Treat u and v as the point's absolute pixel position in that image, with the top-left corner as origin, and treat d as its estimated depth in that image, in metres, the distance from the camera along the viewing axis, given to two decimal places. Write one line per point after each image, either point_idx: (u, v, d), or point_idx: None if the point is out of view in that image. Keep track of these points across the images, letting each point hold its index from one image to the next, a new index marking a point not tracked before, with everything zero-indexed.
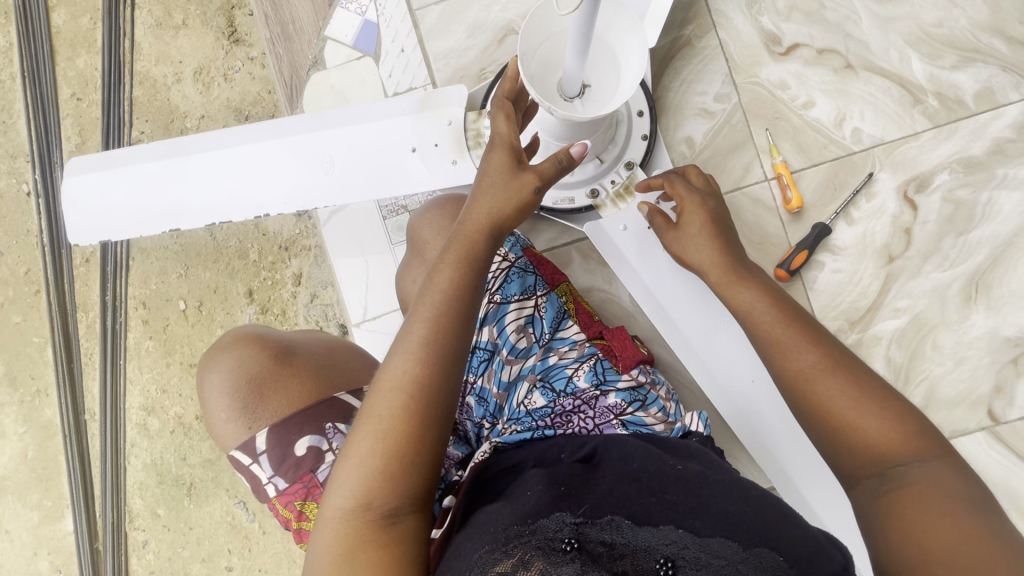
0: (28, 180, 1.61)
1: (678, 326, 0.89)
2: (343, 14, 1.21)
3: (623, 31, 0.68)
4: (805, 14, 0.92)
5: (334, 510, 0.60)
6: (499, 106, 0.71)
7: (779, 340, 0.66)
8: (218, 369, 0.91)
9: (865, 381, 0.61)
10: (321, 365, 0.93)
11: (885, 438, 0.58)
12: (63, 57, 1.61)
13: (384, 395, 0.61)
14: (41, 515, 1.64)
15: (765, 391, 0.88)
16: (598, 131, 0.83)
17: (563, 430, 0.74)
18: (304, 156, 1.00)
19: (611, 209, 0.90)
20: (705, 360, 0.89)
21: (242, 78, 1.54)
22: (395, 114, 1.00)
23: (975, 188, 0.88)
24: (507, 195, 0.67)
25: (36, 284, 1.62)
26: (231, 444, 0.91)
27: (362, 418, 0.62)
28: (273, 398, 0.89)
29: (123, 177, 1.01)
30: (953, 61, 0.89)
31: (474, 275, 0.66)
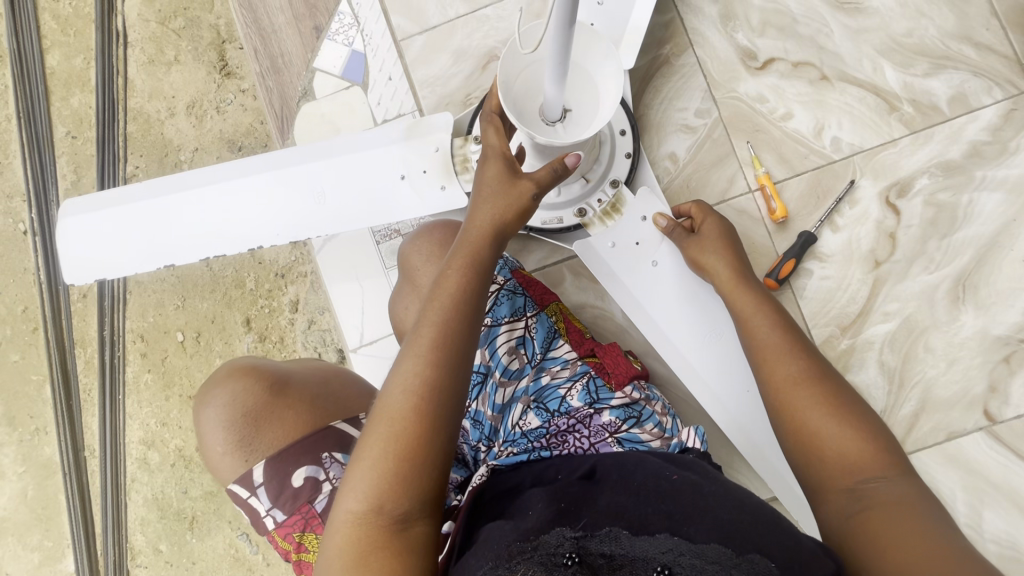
0: (24, 219, 1.63)
1: (671, 339, 0.90)
2: (331, 46, 1.24)
3: (597, 52, 0.70)
4: (778, 30, 0.94)
5: (346, 515, 0.60)
6: (489, 120, 0.75)
7: (767, 347, 0.70)
8: (213, 403, 0.91)
9: (842, 399, 0.64)
10: (318, 394, 0.93)
11: (852, 454, 0.61)
12: (57, 97, 1.63)
13: (396, 396, 0.62)
14: (42, 555, 1.62)
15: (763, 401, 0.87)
16: (583, 152, 0.84)
17: (558, 451, 0.75)
18: (297, 187, 1.02)
19: (599, 227, 0.92)
20: (701, 370, 0.89)
21: (234, 110, 1.57)
22: (382, 144, 1.03)
23: (955, 191, 0.89)
24: (507, 202, 0.71)
25: (33, 321, 1.62)
26: (229, 478, 0.90)
27: (374, 420, 0.62)
28: (269, 431, 0.89)
29: (117, 216, 1.02)
30: (925, 68, 0.92)
31: (478, 278, 0.68)
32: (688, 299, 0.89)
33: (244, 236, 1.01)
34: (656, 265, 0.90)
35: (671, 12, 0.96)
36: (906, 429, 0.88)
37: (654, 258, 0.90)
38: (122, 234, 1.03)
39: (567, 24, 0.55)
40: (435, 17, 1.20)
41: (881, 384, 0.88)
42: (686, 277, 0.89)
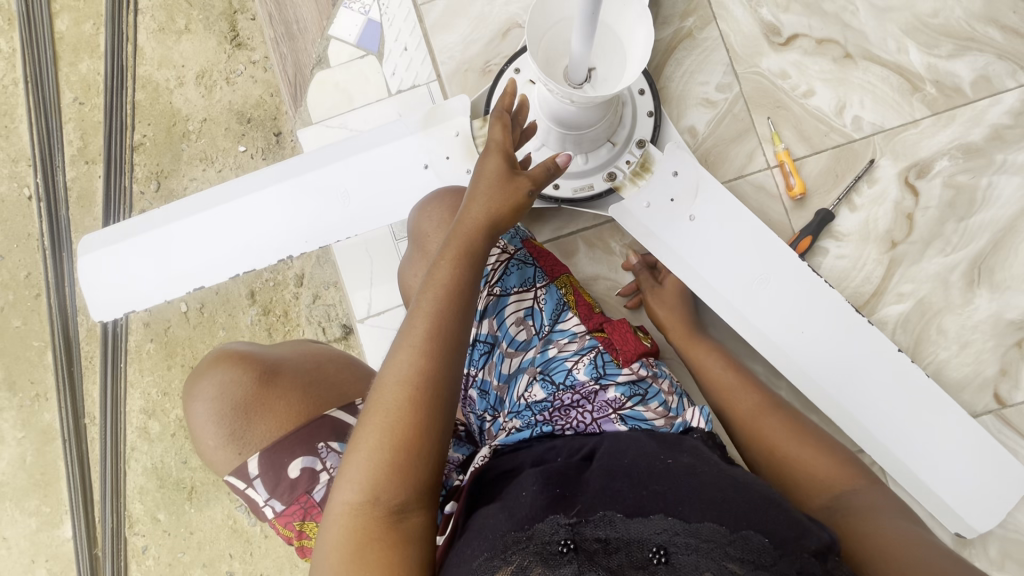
0: (29, 184, 1.62)
1: (721, 292, 0.86)
2: (347, 13, 1.23)
3: (618, 6, 0.70)
4: (803, 6, 0.94)
5: (341, 507, 0.59)
6: (499, 117, 0.74)
7: (725, 383, 0.82)
8: (200, 399, 0.88)
9: (799, 422, 0.75)
10: (309, 380, 0.89)
11: (825, 469, 0.68)
12: (65, 62, 1.62)
13: (390, 387, 0.61)
14: (39, 521, 1.62)
15: (821, 345, 0.84)
16: (605, 115, 0.83)
17: (561, 428, 0.73)
18: (319, 192, 0.98)
19: (632, 188, 0.89)
20: (755, 319, 0.85)
21: (243, 81, 1.56)
22: (401, 135, 0.99)
23: (975, 173, 0.89)
24: (505, 197, 0.70)
25: (36, 288, 1.62)
26: (224, 471, 0.88)
27: (367, 413, 0.61)
28: (261, 422, 0.86)
29: (140, 247, 1.00)
30: (950, 50, 0.91)
31: (473, 269, 0.67)
32: (733, 249, 0.87)
33: (268, 247, 0.98)
34: (694, 219, 0.87)
35: None
36: None
37: (691, 212, 0.87)
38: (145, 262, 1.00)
39: None
40: None
41: None
42: (726, 225, 0.87)
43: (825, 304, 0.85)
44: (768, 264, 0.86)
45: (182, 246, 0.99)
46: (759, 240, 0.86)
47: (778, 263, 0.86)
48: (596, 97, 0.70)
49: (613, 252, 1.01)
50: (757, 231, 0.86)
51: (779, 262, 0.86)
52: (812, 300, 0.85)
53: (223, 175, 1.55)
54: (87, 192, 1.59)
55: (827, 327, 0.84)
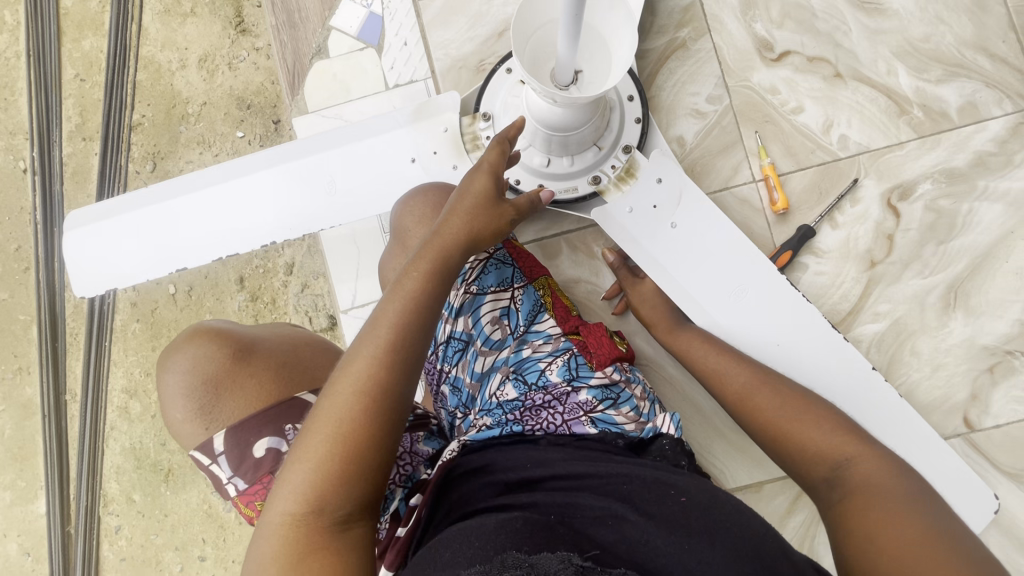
0: (25, 157, 1.62)
1: (698, 300, 0.87)
2: (348, 5, 1.24)
3: (603, 8, 0.70)
4: (797, 23, 0.94)
5: (279, 515, 0.59)
6: (496, 143, 0.76)
7: (711, 366, 0.81)
8: (172, 369, 0.86)
9: (790, 393, 0.73)
10: (284, 361, 0.88)
11: (825, 441, 0.66)
12: (68, 38, 1.62)
13: (341, 399, 0.61)
14: (14, 495, 1.62)
15: (797, 358, 0.84)
16: (592, 119, 0.83)
17: (530, 428, 0.71)
18: (307, 179, 0.98)
19: (615, 194, 0.90)
20: (730, 328, 0.86)
21: (245, 67, 1.57)
22: (391, 128, 0.99)
23: (956, 198, 0.90)
24: (479, 221, 0.72)
25: (26, 261, 1.61)
26: (190, 443, 0.87)
27: (313, 423, 0.61)
28: (232, 399, 0.85)
29: (127, 228, 0.99)
30: (938, 75, 0.92)
31: (438, 287, 0.68)
32: (713, 257, 0.87)
33: (255, 233, 0.98)
34: (675, 226, 0.88)
35: None
36: None
37: (672, 220, 0.88)
38: (130, 241, 1.00)
39: None
40: None
41: None
42: (706, 234, 0.88)
43: (801, 318, 0.85)
44: (745, 275, 0.86)
45: (167, 228, 0.99)
46: (739, 249, 0.87)
47: (757, 272, 0.86)
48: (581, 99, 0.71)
49: (596, 255, 1.01)
50: (736, 240, 0.87)
51: (757, 273, 0.86)
52: (787, 313, 0.85)
53: (219, 159, 1.55)
54: (82, 168, 1.59)
55: (803, 340, 0.84)
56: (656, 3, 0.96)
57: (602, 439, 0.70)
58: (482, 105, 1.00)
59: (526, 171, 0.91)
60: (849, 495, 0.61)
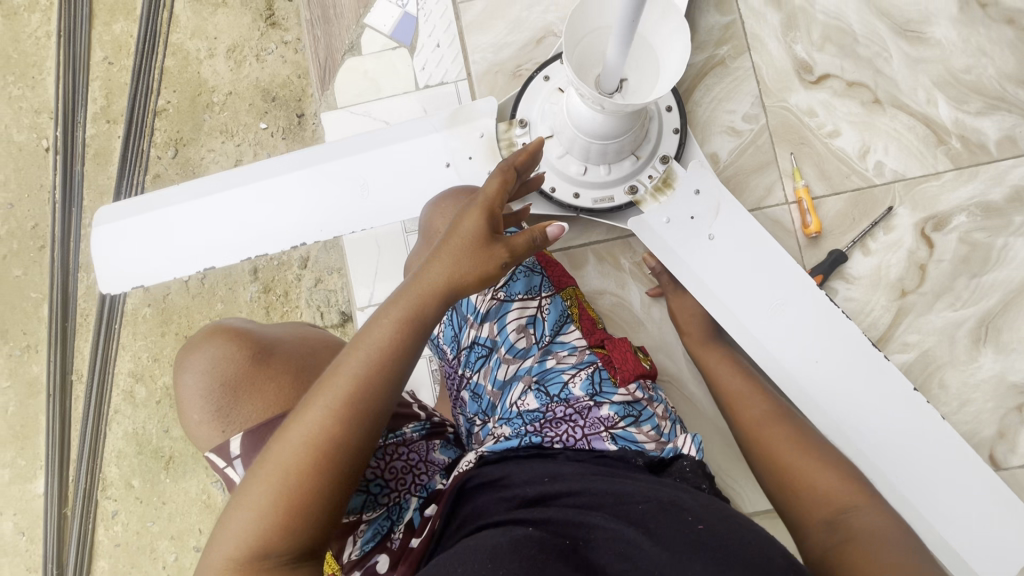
0: (49, 136, 1.63)
1: (736, 315, 0.86)
2: (384, 4, 1.24)
3: (655, 17, 0.70)
4: (838, 47, 0.94)
5: (220, 555, 0.58)
6: (499, 171, 0.67)
7: (735, 390, 0.84)
8: (189, 369, 0.81)
9: (806, 432, 0.76)
10: (304, 366, 0.85)
11: (828, 486, 0.67)
12: (100, 21, 1.63)
13: (291, 447, 0.58)
14: (12, 473, 1.61)
15: (835, 373, 0.83)
16: (632, 129, 0.83)
17: (550, 439, 0.71)
18: (337, 182, 0.97)
19: (652, 204, 0.89)
20: (767, 344, 0.85)
21: (273, 60, 1.57)
22: (424, 131, 0.98)
23: (991, 232, 0.89)
24: (467, 265, 0.63)
25: (42, 240, 1.62)
26: (205, 447, 0.82)
27: (262, 467, 0.58)
28: (251, 401, 0.80)
29: (156, 226, 0.98)
30: (978, 107, 0.91)
31: (411, 336, 0.62)
32: (752, 269, 0.86)
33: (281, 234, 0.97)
34: (712, 238, 0.87)
35: (734, 14, 0.96)
36: None
37: (710, 231, 0.87)
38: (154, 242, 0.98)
39: None
40: None
41: None
42: (746, 246, 0.86)
43: (838, 335, 0.84)
44: (783, 289, 0.85)
45: (191, 229, 0.98)
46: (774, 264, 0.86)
47: (799, 285, 0.85)
48: (627, 105, 0.70)
49: (622, 268, 1.01)
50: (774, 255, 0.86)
51: (796, 287, 0.85)
52: (823, 329, 0.84)
53: (241, 149, 1.56)
54: (104, 150, 1.60)
55: (844, 356, 0.84)
56: (697, 19, 0.96)
57: (621, 456, 0.68)
58: (519, 112, 1.00)
59: (561, 178, 0.92)
60: (850, 538, 0.61)
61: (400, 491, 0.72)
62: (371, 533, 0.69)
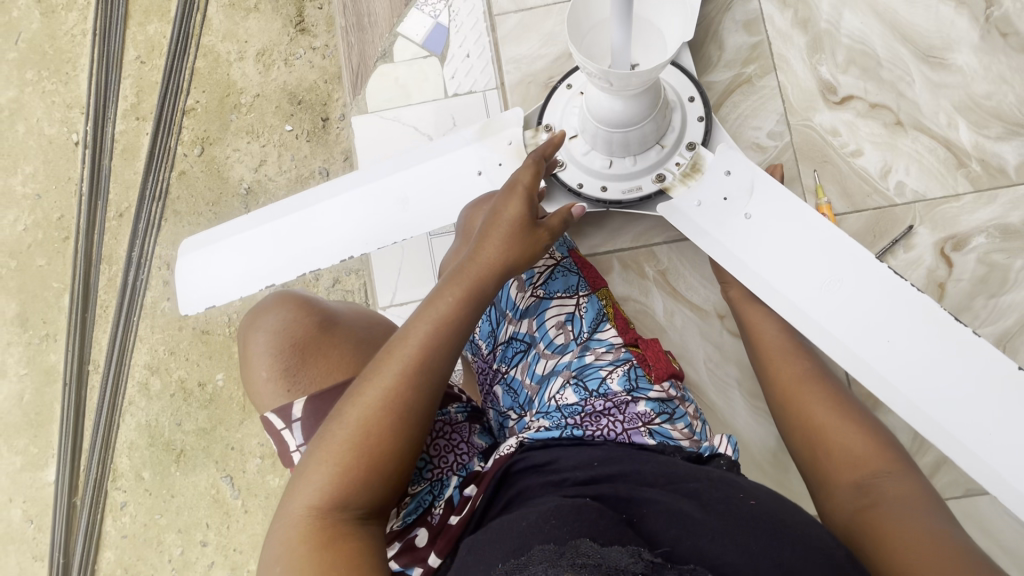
0: (78, 130, 1.68)
1: (786, 297, 0.81)
2: (417, 14, 1.28)
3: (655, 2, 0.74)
4: (862, 70, 0.97)
5: (299, 508, 0.62)
6: (529, 163, 0.77)
7: (772, 349, 0.82)
8: (261, 329, 0.84)
9: (842, 393, 0.75)
10: (365, 338, 0.86)
11: (861, 448, 0.69)
12: (135, 22, 1.67)
13: (368, 403, 0.64)
14: (24, 461, 1.63)
15: (907, 355, 0.76)
16: (652, 117, 0.85)
17: (591, 432, 0.71)
18: (382, 197, 0.98)
19: (681, 188, 0.88)
20: (826, 326, 0.79)
21: (301, 65, 1.61)
22: (458, 145, 0.98)
23: (1010, 253, 0.91)
24: (516, 243, 0.74)
25: (66, 231, 1.66)
26: (266, 408, 0.83)
27: (337, 423, 0.64)
28: (315, 366, 0.82)
29: (213, 253, 1.00)
30: (998, 132, 0.93)
31: (471, 307, 0.71)
32: (800, 244, 0.81)
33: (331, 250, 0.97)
34: (749, 217, 0.83)
35: (761, 35, 0.99)
36: (927, 476, 0.97)
37: (746, 210, 0.83)
38: (217, 272, 1.00)
39: None
40: (531, 2, 1.23)
41: (908, 429, 0.98)
42: (786, 220, 0.82)
43: (909, 313, 0.77)
44: (838, 265, 0.79)
45: (250, 257, 0.99)
46: (825, 239, 0.80)
47: (853, 261, 0.79)
48: (632, 76, 0.72)
49: (646, 276, 1.03)
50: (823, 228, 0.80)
51: (850, 260, 0.79)
52: (890, 307, 0.77)
53: (266, 150, 1.59)
54: (132, 146, 1.64)
55: (918, 335, 0.76)
56: (725, 39, 1.00)
57: (661, 449, 0.70)
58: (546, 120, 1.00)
59: (588, 174, 0.95)
60: (875, 504, 0.64)
61: (443, 467, 0.76)
62: (413, 505, 0.74)
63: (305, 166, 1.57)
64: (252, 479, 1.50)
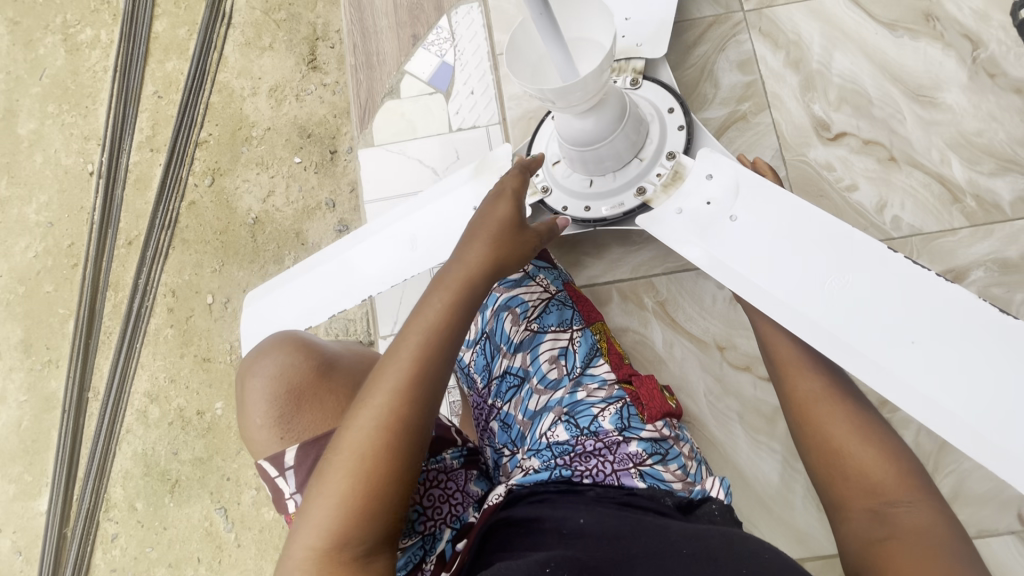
0: (94, 161, 1.73)
1: (782, 301, 0.75)
2: (424, 54, 1.33)
3: (587, 19, 0.77)
4: (854, 108, 0.99)
5: (303, 552, 0.61)
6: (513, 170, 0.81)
7: (787, 362, 0.74)
8: (258, 374, 0.83)
9: (864, 411, 0.68)
10: (361, 384, 0.86)
11: (882, 476, 0.64)
12: (154, 59, 1.75)
13: (365, 422, 0.63)
14: (17, 490, 1.60)
15: (931, 353, 0.69)
16: (621, 131, 0.89)
17: (580, 472, 0.73)
18: (395, 239, 1.00)
19: (662, 200, 0.89)
20: (829, 330, 0.72)
21: (311, 100, 1.67)
22: (458, 186, 1.00)
23: (1009, 287, 0.91)
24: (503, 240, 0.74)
25: (75, 258, 1.68)
26: (260, 454, 0.82)
27: (335, 449, 0.63)
28: (310, 413, 0.82)
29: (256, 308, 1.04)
30: (991, 168, 0.95)
31: (465, 304, 0.71)
32: (791, 246, 0.77)
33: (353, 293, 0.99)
34: (734, 220, 0.81)
35: (754, 74, 1.03)
36: None
37: (731, 213, 0.81)
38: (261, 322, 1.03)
39: None
40: None
41: None
42: (772, 220, 0.79)
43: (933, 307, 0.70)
44: (838, 262, 0.75)
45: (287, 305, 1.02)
46: (833, 234, 0.76)
47: (851, 258, 0.74)
48: (571, 87, 0.75)
49: (645, 306, 1.04)
50: (829, 223, 0.76)
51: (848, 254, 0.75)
52: (911, 302, 0.71)
53: (275, 181, 1.63)
54: (144, 177, 1.68)
55: (942, 329, 0.69)
56: (720, 77, 1.04)
57: (651, 494, 0.70)
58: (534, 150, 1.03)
59: (571, 196, 0.98)
60: (892, 538, 0.60)
61: (435, 520, 0.73)
62: (405, 559, 0.70)
63: (312, 197, 1.61)
64: (247, 512, 1.47)
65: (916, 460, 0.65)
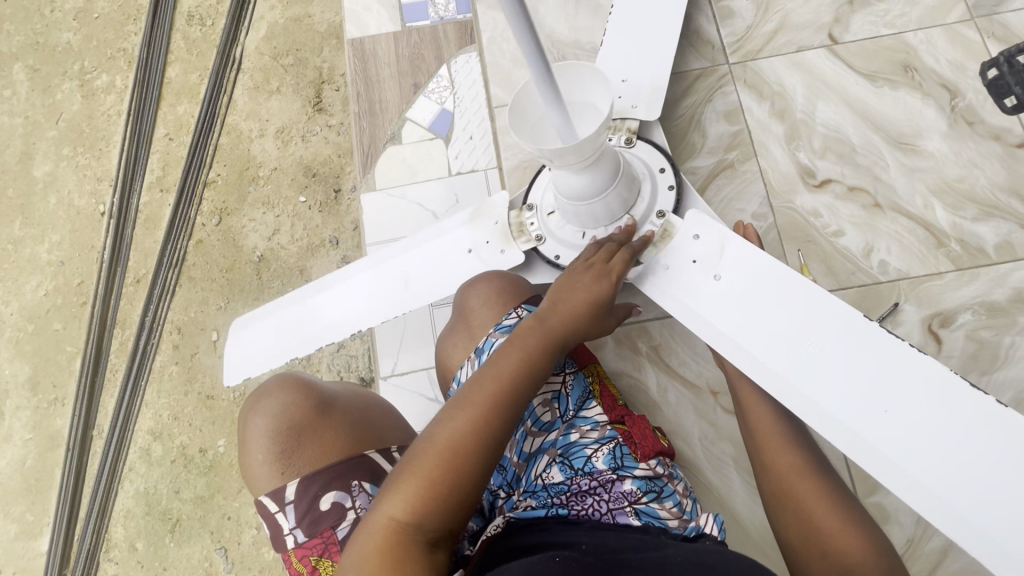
0: (106, 202, 1.78)
1: (765, 361, 0.78)
2: (425, 101, 1.40)
3: (584, 83, 0.81)
4: (838, 155, 1.03)
5: (384, 516, 0.65)
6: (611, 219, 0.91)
7: (767, 436, 0.76)
8: (260, 413, 0.86)
9: (839, 487, 0.71)
10: (358, 422, 0.88)
11: (857, 553, 0.66)
12: (167, 103, 1.82)
13: (469, 407, 0.70)
14: (18, 529, 1.61)
15: (906, 423, 0.71)
16: (615, 189, 0.92)
17: (576, 511, 0.75)
18: (387, 275, 1.02)
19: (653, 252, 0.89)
20: (811, 393, 0.75)
21: (317, 141, 1.73)
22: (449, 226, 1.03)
23: (997, 331, 0.92)
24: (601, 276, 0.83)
25: (84, 296, 1.72)
26: (260, 490, 0.84)
27: (439, 425, 0.69)
28: (309, 450, 0.84)
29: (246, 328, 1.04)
30: (974, 213, 0.97)
31: (567, 329, 0.78)
32: (775, 307, 0.80)
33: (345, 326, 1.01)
34: (719, 279, 0.83)
35: (740, 124, 1.07)
36: (935, 562, 0.94)
37: (716, 271, 0.84)
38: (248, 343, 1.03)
39: (536, 43, 0.67)
40: None
41: (912, 510, 0.95)
42: (755, 283, 0.81)
43: (902, 377, 0.73)
44: (821, 327, 0.77)
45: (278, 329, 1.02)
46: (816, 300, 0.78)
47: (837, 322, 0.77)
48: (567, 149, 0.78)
49: (639, 351, 1.05)
50: (810, 290, 0.79)
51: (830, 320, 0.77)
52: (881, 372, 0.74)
53: (280, 220, 1.67)
54: (154, 217, 1.73)
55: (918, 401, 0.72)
56: (708, 127, 1.08)
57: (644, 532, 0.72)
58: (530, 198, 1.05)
59: (564, 246, 1.00)
60: None
61: None
62: None
63: (316, 235, 1.64)
64: (247, 551, 1.47)
65: (885, 534, 0.68)
